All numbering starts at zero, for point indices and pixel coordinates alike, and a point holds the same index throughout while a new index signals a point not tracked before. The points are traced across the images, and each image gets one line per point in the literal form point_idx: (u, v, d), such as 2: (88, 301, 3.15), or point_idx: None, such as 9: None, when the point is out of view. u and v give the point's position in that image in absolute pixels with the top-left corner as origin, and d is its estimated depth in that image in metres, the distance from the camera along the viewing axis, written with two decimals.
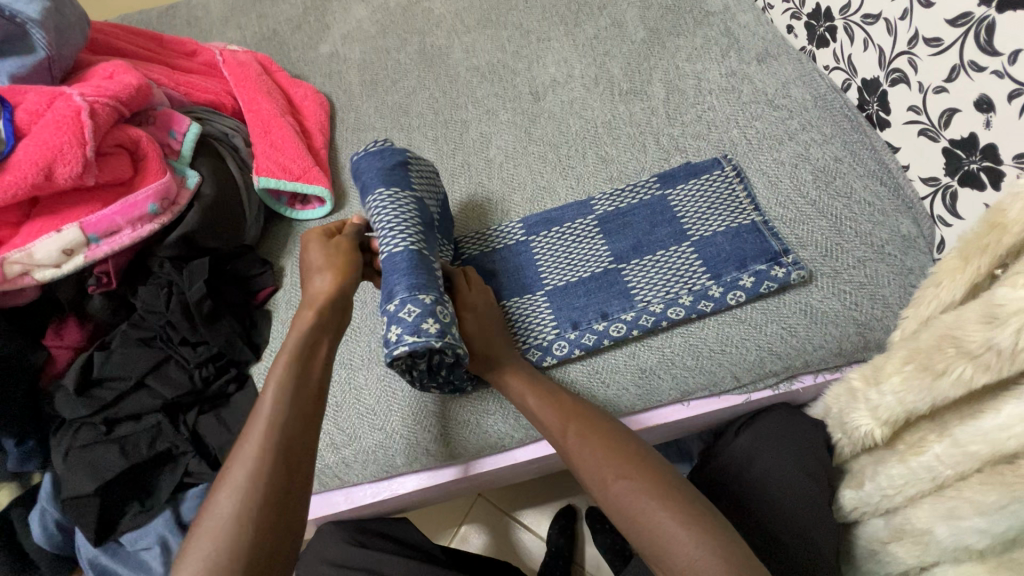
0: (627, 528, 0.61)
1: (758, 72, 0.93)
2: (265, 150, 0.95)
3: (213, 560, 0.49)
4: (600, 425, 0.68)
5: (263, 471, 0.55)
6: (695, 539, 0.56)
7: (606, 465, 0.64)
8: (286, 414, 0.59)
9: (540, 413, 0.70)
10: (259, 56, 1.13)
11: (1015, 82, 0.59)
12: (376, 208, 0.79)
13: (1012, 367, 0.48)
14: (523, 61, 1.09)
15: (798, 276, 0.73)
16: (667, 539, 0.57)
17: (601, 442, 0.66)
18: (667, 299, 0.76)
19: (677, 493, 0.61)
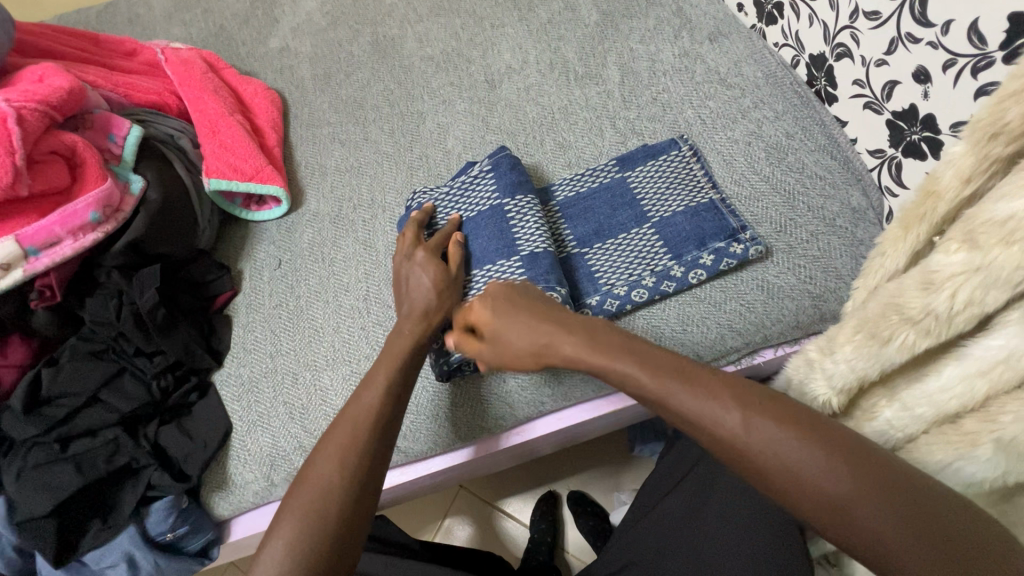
0: (797, 502, 0.44)
1: (710, 52, 0.94)
2: (214, 151, 0.93)
3: (307, 519, 0.57)
4: (709, 371, 0.51)
5: (358, 450, 0.62)
6: (898, 502, 0.41)
7: (697, 396, 0.49)
8: (388, 408, 0.66)
9: (625, 370, 0.54)
10: (205, 53, 1.09)
11: (948, 52, 0.60)
12: (527, 210, 0.80)
13: (949, 330, 0.49)
14: (477, 49, 1.07)
15: (756, 251, 0.74)
16: (866, 508, 0.41)
17: (724, 389, 0.48)
18: (630, 282, 0.76)
19: (846, 441, 0.45)
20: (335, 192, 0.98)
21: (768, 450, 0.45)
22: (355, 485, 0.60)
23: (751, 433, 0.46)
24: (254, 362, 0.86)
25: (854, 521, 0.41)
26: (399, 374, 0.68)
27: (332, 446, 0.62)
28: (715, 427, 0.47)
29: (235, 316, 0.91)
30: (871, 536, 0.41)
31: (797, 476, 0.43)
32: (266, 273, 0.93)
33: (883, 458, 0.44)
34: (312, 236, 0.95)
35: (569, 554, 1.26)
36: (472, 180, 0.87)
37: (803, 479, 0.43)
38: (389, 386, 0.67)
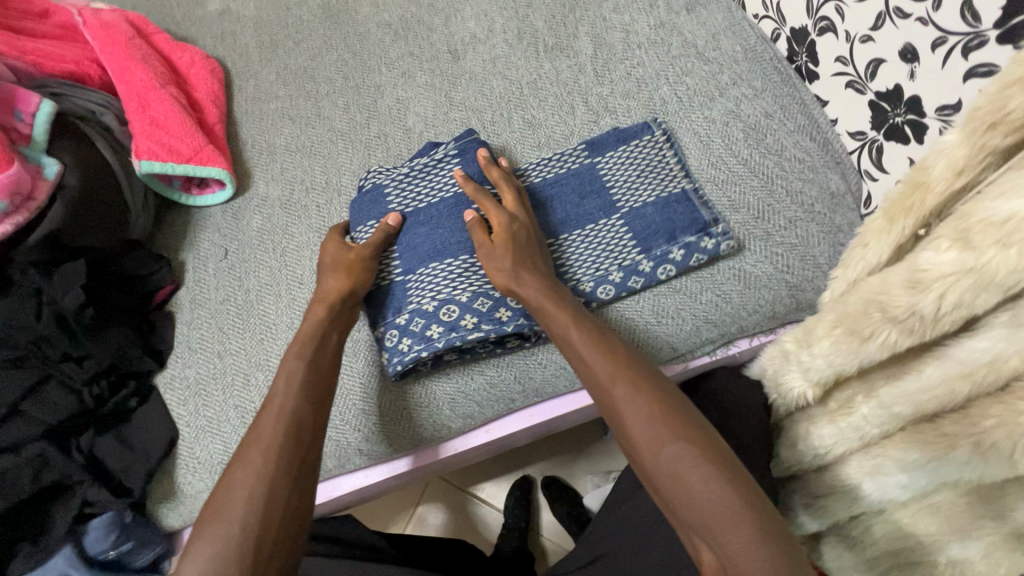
0: (667, 495, 0.51)
1: (687, 23, 0.88)
2: (144, 129, 0.83)
3: (217, 535, 0.50)
4: (664, 388, 0.56)
5: (266, 447, 0.56)
6: (751, 519, 0.47)
7: (642, 391, 0.55)
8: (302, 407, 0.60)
9: (585, 353, 0.60)
10: (131, 15, 0.97)
11: (939, 29, 0.56)
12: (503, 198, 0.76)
13: (934, 330, 0.47)
14: (439, 15, 0.99)
15: (727, 246, 0.71)
16: (721, 512, 0.47)
17: (648, 391, 0.55)
18: (597, 276, 0.72)
19: (729, 463, 0.50)
20: (286, 174, 0.90)
21: (658, 448, 0.52)
22: (266, 482, 0.53)
23: (656, 432, 0.52)
24: (201, 363, 0.79)
25: (697, 509, 0.49)
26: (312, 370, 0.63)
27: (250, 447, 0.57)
28: (629, 418, 0.54)
29: (178, 312, 0.83)
30: (716, 537, 0.47)
31: (675, 473, 0.50)
32: (211, 265, 0.85)
33: (754, 484, 0.50)
34: (261, 223, 0.87)
35: (544, 537, 1.27)
36: (433, 164, 0.80)
37: (680, 478, 0.50)
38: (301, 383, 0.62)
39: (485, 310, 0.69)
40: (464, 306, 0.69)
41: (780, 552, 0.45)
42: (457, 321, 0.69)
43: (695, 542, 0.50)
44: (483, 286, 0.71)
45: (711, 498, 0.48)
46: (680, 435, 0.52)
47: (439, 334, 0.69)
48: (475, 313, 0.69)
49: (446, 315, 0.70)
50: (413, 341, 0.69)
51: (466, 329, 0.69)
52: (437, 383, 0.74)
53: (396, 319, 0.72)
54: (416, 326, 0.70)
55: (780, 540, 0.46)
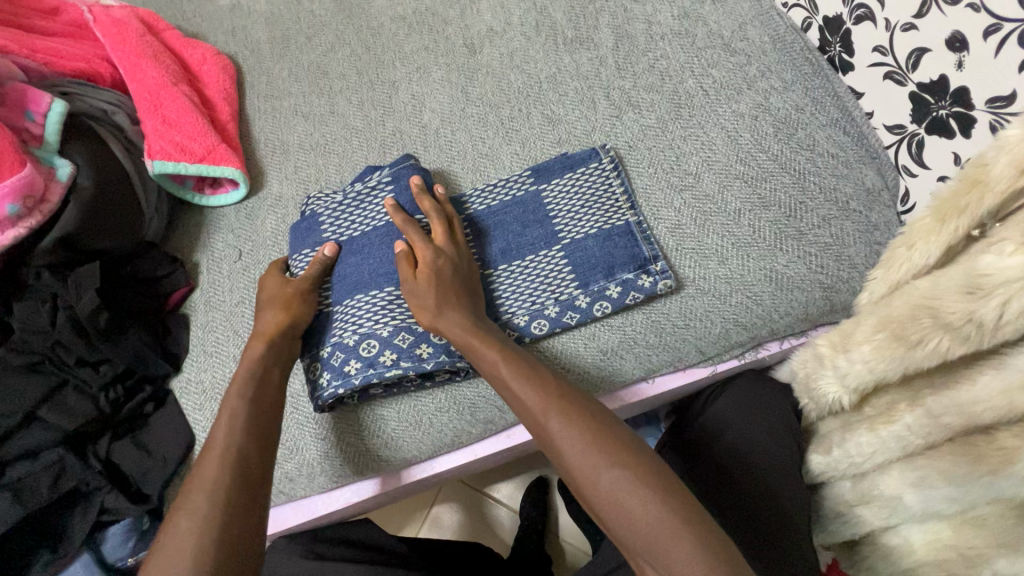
0: (608, 522, 0.50)
1: (712, 13, 0.85)
2: (157, 128, 0.81)
3: None
4: (592, 412, 0.55)
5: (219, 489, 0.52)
6: (693, 538, 0.46)
7: (570, 421, 0.54)
8: (245, 447, 0.57)
9: (515, 385, 0.58)
10: (142, 11, 0.95)
11: (992, 16, 0.53)
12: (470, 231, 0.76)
13: (990, 337, 0.44)
14: (454, 8, 0.96)
15: (664, 286, 0.69)
16: (665, 535, 0.47)
17: (577, 418, 0.54)
18: (532, 310, 0.70)
19: (669, 482, 0.50)
20: (300, 173, 0.88)
21: (593, 477, 0.51)
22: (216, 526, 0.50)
23: (591, 462, 0.51)
24: (215, 367, 0.77)
25: (642, 534, 0.48)
26: (255, 408, 0.61)
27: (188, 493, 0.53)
28: (564, 448, 0.53)
29: (192, 314, 0.81)
30: (661, 559, 0.47)
31: (615, 502, 0.49)
32: (225, 266, 0.84)
33: (695, 501, 0.49)
34: (275, 223, 0.85)
35: (562, 540, 1.25)
36: (365, 193, 0.77)
37: (620, 505, 0.49)
38: (243, 422, 0.59)
39: (406, 346, 0.67)
40: (384, 342, 0.68)
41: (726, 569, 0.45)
42: (376, 356, 0.67)
43: (642, 568, 0.50)
44: (406, 321, 0.69)
45: (653, 522, 0.48)
46: (611, 459, 0.51)
47: (356, 370, 0.67)
48: (395, 348, 0.67)
49: (366, 350, 0.68)
50: (331, 376, 0.68)
51: (383, 365, 0.67)
52: (383, 410, 0.72)
53: (320, 351, 0.70)
54: (337, 360, 0.68)
55: (725, 556, 0.46)
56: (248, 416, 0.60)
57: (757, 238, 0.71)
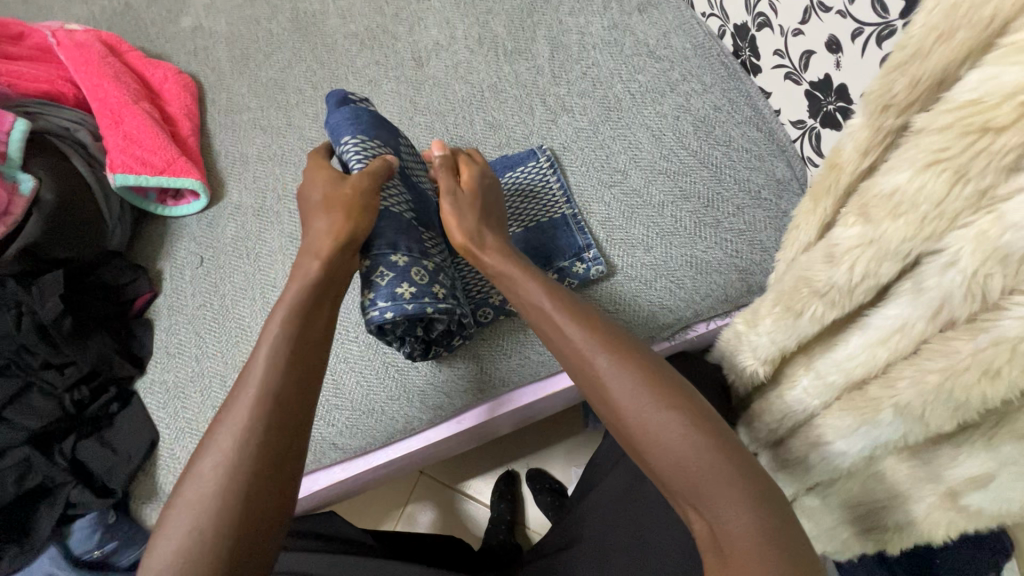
0: (654, 466, 0.51)
1: (639, 23, 0.92)
2: (118, 144, 0.86)
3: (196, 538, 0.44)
4: (646, 359, 0.55)
5: (253, 439, 0.49)
6: (742, 484, 0.47)
7: (624, 363, 0.54)
8: (263, 420, 0.50)
9: (563, 328, 0.58)
10: (104, 35, 1.00)
11: (856, 21, 0.60)
12: None
13: (851, 301, 0.50)
14: (403, 24, 1.02)
15: (597, 271, 0.75)
16: (714, 478, 0.48)
17: (631, 362, 0.55)
18: (478, 300, 0.77)
19: (720, 430, 0.51)
20: (258, 183, 0.93)
21: (644, 419, 0.52)
22: (263, 476, 0.48)
23: (639, 402, 0.52)
24: (180, 367, 0.82)
25: (690, 475, 0.49)
26: (285, 363, 0.53)
27: (195, 484, 0.47)
28: (614, 391, 0.54)
29: (157, 319, 0.85)
30: (710, 503, 0.48)
31: (664, 446, 0.50)
32: (188, 272, 0.88)
33: (746, 454, 0.50)
34: (235, 230, 0.90)
35: (531, 530, 1.29)
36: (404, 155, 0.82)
37: (671, 450, 0.50)
38: (273, 385, 0.51)
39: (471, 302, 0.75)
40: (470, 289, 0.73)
41: (771, 521, 0.46)
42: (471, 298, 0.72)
43: (684, 511, 0.51)
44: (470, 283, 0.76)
45: (702, 464, 0.48)
46: (664, 402, 0.52)
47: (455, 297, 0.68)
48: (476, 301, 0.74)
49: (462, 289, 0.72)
50: (449, 292, 0.67)
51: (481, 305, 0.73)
52: (346, 395, 0.77)
53: (423, 260, 0.67)
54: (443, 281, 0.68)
55: (772, 507, 0.46)
56: (285, 359, 0.53)
57: (678, 227, 0.77)
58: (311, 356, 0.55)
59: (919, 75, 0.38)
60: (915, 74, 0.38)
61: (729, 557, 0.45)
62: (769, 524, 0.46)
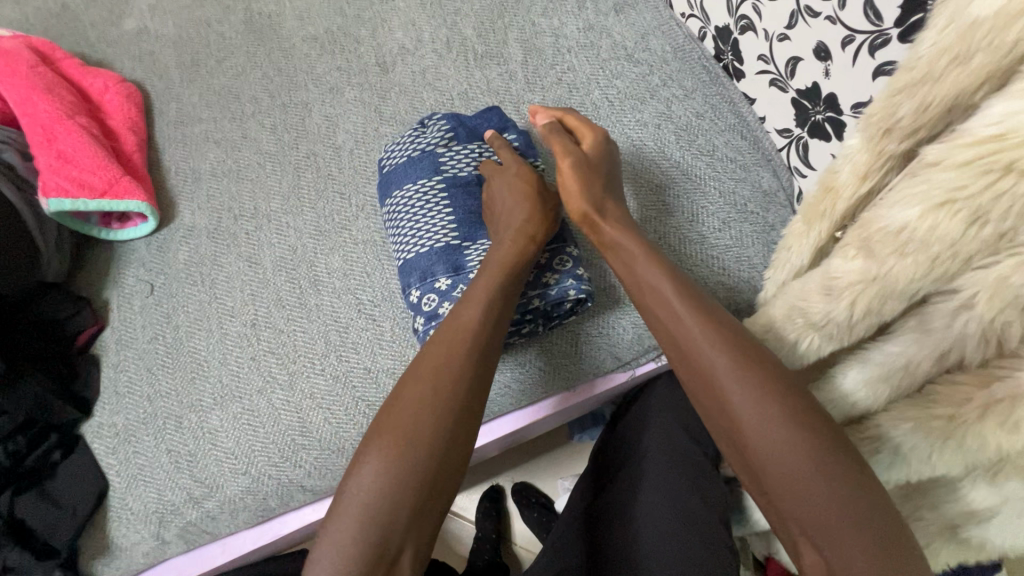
0: (777, 494, 0.46)
1: (616, 24, 0.87)
2: (50, 164, 0.78)
3: (405, 465, 0.49)
4: (775, 367, 0.49)
5: (459, 390, 0.53)
6: (871, 523, 0.42)
7: (750, 367, 0.48)
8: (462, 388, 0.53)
9: (681, 321, 0.52)
10: (36, 40, 0.91)
11: (847, 28, 0.56)
12: (422, 198, 0.71)
13: (851, 335, 0.46)
14: (365, 27, 0.96)
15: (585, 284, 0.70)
16: (848, 516, 0.43)
17: (757, 368, 0.48)
18: None
19: (857, 461, 0.44)
20: (212, 202, 0.86)
21: (768, 433, 0.46)
22: (449, 429, 0.51)
23: (765, 414, 0.46)
24: (131, 408, 0.75)
25: (808, 498, 0.44)
26: (479, 344, 0.55)
27: (402, 413, 0.51)
28: (744, 410, 0.47)
29: (104, 354, 0.79)
30: (824, 531, 0.43)
31: (793, 475, 0.44)
32: (137, 302, 0.81)
33: (884, 498, 0.44)
34: (188, 254, 0.83)
35: (517, 546, 1.25)
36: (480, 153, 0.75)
37: (807, 482, 0.44)
38: (479, 341, 0.55)
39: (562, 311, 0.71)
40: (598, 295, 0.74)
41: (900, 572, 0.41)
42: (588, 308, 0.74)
43: (791, 536, 0.46)
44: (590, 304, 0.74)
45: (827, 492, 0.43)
46: (796, 418, 0.46)
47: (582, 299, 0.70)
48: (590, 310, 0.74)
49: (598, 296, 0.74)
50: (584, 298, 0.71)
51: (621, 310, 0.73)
52: (312, 427, 0.71)
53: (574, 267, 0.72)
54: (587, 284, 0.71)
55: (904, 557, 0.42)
56: (481, 324, 0.55)
57: (663, 243, 0.73)
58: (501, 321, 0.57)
59: (928, 100, 0.34)
60: (924, 99, 0.34)
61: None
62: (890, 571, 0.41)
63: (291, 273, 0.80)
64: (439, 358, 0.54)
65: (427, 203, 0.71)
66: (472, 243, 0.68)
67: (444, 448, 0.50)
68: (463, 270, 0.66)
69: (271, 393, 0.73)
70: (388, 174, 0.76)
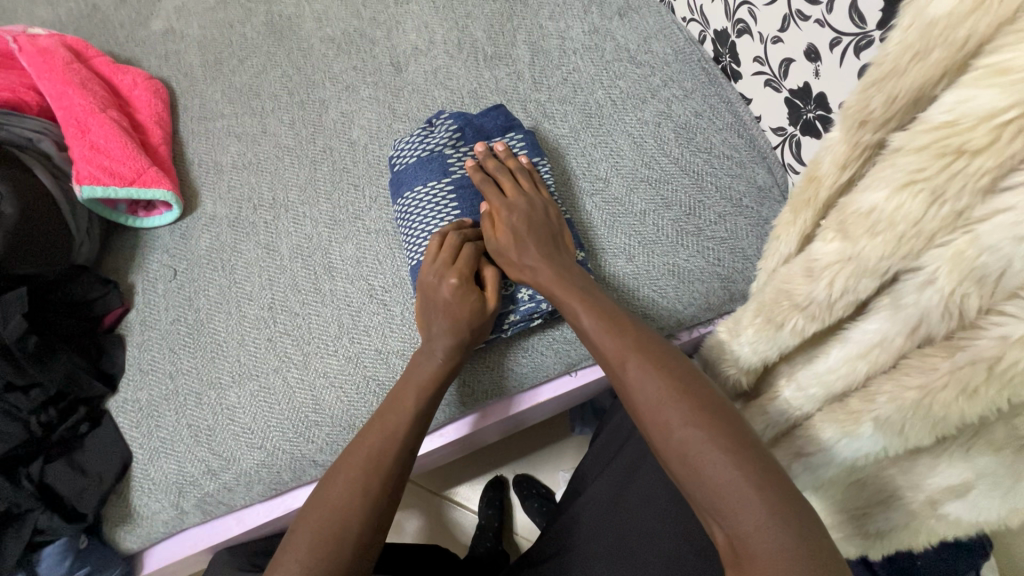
0: (674, 473, 0.47)
1: (620, 27, 0.91)
2: (84, 154, 0.82)
3: (360, 480, 0.53)
4: (680, 369, 0.52)
5: (406, 420, 0.59)
6: (767, 508, 0.41)
7: (653, 372, 0.52)
8: (417, 427, 0.59)
9: (596, 338, 0.57)
10: (70, 39, 0.97)
11: (834, 30, 0.60)
12: (432, 200, 0.75)
13: (832, 315, 0.49)
14: (380, 28, 1.00)
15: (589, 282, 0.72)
16: (731, 492, 0.43)
17: (660, 369, 0.52)
18: None
19: (754, 451, 0.45)
20: (233, 192, 0.91)
21: (668, 429, 0.48)
22: (404, 457, 0.57)
23: (664, 413, 0.49)
24: (153, 384, 0.79)
25: (707, 484, 0.44)
26: (436, 378, 0.63)
27: (371, 436, 0.57)
28: (636, 395, 0.51)
29: (128, 335, 0.83)
30: (726, 516, 0.43)
31: (691, 464, 0.46)
32: (161, 286, 0.86)
33: (779, 473, 0.43)
34: (209, 242, 0.88)
35: (518, 535, 1.28)
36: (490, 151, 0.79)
37: (689, 456, 0.46)
38: (433, 376, 0.63)
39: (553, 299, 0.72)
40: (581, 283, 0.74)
41: (808, 550, 0.39)
42: None
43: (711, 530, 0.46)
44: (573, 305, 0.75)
45: (724, 477, 0.44)
46: (691, 413, 0.48)
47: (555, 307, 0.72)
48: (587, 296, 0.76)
49: None
50: None
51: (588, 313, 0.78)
52: (324, 404, 0.75)
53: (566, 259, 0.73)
54: None
55: (804, 531, 0.40)
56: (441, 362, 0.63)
57: (660, 235, 0.76)
58: (455, 353, 0.64)
59: (894, 93, 0.38)
60: (892, 91, 0.38)
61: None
62: (797, 560, 0.39)
63: (307, 261, 0.84)
64: (406, 393, 0.61)
65: (435, 205, 0.75)
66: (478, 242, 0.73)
67: (388, 471, 0.55)
68: None
69: (286, 372, 0.77)
70: (399, 171, 0.80)
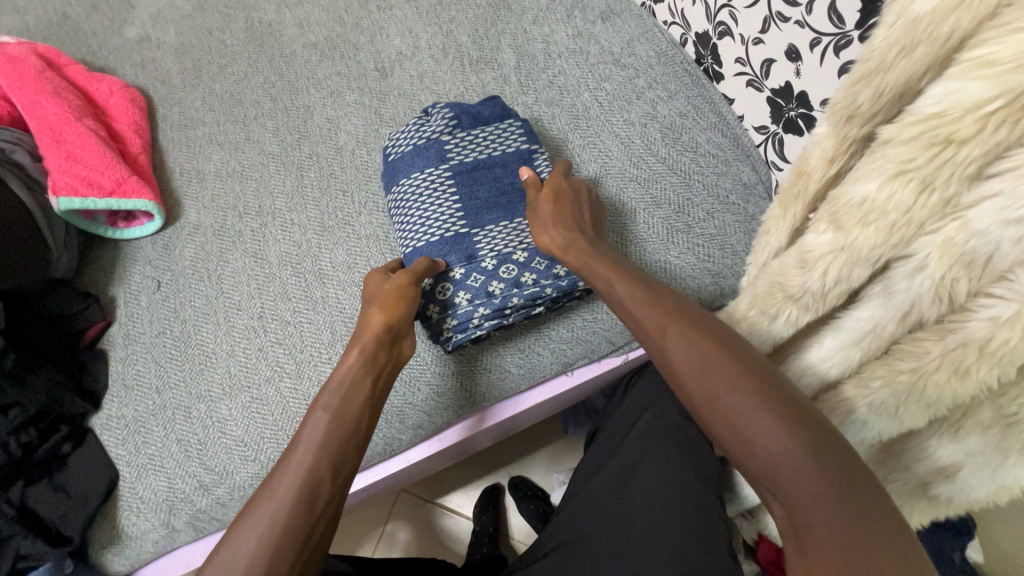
0: (722, 439, 0.47)
1: (603, 31, 0.93)
2: (61, 164, 0.80)
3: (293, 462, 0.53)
4: (723, 338, 0.51)
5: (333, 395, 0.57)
6: (820, 472, 0.40)
7: (696, 338, 0.51)
8: (349, 404, 0.57)
9: (633, 310, 0.57)
10: (41, 47, 0.94)
11: (814, 31, 0.62)
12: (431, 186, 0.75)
13: (825, 304, 0.50)
14: (364, 33, 1.00)
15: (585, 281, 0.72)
16: (781, 457, 0.42)
17: (703, 336, 0.51)
18: None
19: (805, 417, 0.44)
20: (218, 201, 0.89)
21: (712, 395, 0.48)
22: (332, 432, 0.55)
23: (709, 380, 0.48)
24: (139, 399, 0.77)
25: (758, 452, 0.44)
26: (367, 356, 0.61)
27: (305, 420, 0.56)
28: (679, 363, 0.51)
29: (111, 349, 0.81)
30: (777, 483, 0.42)
31: (739, 431, 0.45)
32: (144, 298, 0.84)
33: (834, 438, 0.42)
34: (194, 252, 0.86)
35: (514, 540, 1.27)
36: (489, 138, 0.79)
37: (737, 421, 0.45)
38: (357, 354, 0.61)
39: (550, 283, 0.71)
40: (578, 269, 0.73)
41: (864, 516, 0.38)
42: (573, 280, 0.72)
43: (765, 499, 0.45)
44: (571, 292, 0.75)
45: (774, 443, 0.43)
46: (737, 379, 0.47)
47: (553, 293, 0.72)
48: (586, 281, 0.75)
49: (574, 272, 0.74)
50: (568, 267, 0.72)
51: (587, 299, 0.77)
52: None
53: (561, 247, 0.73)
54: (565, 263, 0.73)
55: (857, 495, 0.39)
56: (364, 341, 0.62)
57: (652, 233, 0.77)
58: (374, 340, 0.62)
59: (882, 87, 0.39)
60: (880, 86, 0.39)
61: (809, 543, 0.39)
62: (853, 526, 0.38)
63: (297, 268, 0.83)
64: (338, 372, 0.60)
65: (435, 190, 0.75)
66: (479, 230, 0.73)
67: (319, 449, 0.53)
68: (474, 256, 0.72)
69: (278, 382, 0.76)
70: (396, 159, 0.80)
